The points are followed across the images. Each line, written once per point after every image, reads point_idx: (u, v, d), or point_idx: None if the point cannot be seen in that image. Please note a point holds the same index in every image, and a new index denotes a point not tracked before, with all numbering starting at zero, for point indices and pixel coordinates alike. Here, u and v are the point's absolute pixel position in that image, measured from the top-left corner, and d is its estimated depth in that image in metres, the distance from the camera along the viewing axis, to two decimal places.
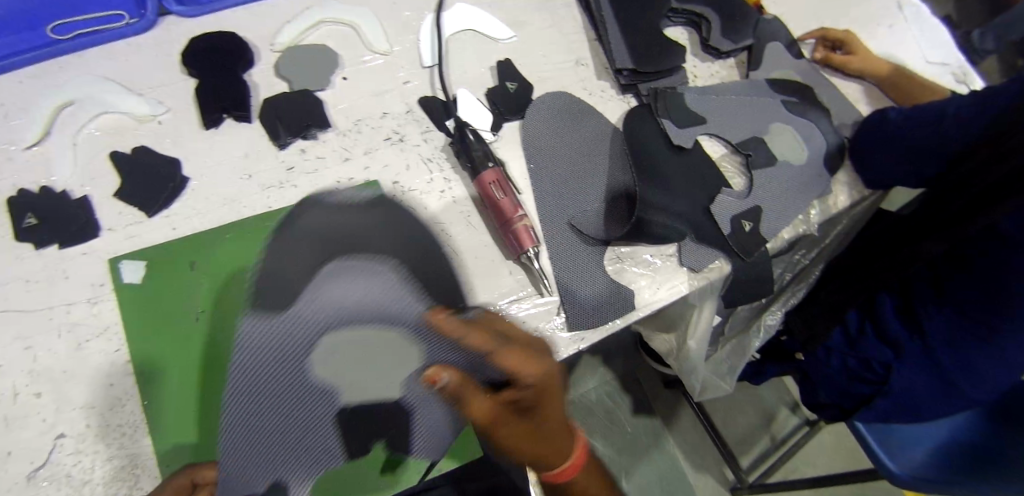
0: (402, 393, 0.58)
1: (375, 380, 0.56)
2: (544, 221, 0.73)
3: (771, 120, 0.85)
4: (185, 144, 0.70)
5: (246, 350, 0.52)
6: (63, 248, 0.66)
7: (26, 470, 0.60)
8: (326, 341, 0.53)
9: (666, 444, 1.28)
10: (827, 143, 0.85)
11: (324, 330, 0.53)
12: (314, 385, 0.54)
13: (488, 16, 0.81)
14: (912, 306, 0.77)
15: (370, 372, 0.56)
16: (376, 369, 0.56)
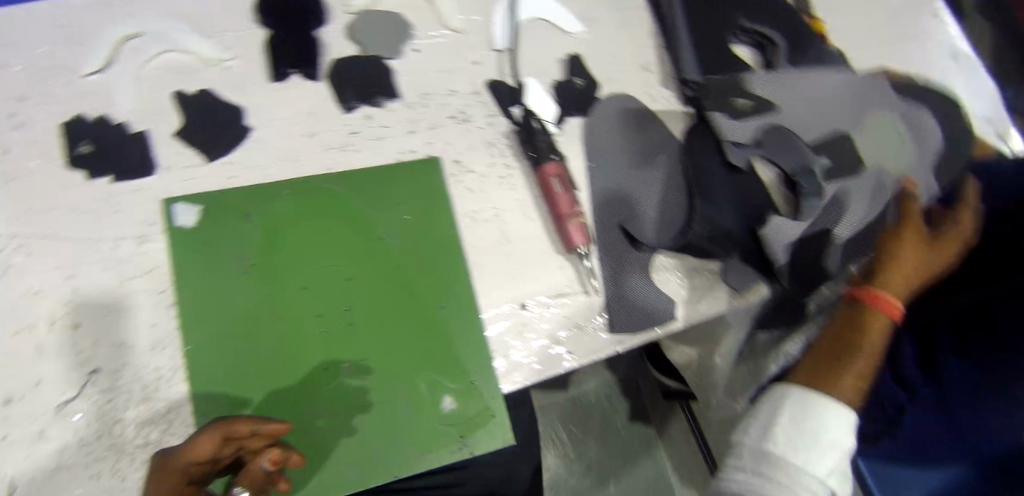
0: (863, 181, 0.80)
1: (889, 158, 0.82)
2: (598, 224, 0.74)
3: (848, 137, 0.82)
4: (250, 94, 0.69)
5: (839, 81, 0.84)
6: (116, 181, 0.65)
7: (57, 401, 0.60)
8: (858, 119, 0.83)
9: (657, 452, 1.27)
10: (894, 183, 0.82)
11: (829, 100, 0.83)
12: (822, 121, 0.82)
13: (563, 8, 0.80)
14: (931, 352, 0.76)
15: (872, 142, 0.83)
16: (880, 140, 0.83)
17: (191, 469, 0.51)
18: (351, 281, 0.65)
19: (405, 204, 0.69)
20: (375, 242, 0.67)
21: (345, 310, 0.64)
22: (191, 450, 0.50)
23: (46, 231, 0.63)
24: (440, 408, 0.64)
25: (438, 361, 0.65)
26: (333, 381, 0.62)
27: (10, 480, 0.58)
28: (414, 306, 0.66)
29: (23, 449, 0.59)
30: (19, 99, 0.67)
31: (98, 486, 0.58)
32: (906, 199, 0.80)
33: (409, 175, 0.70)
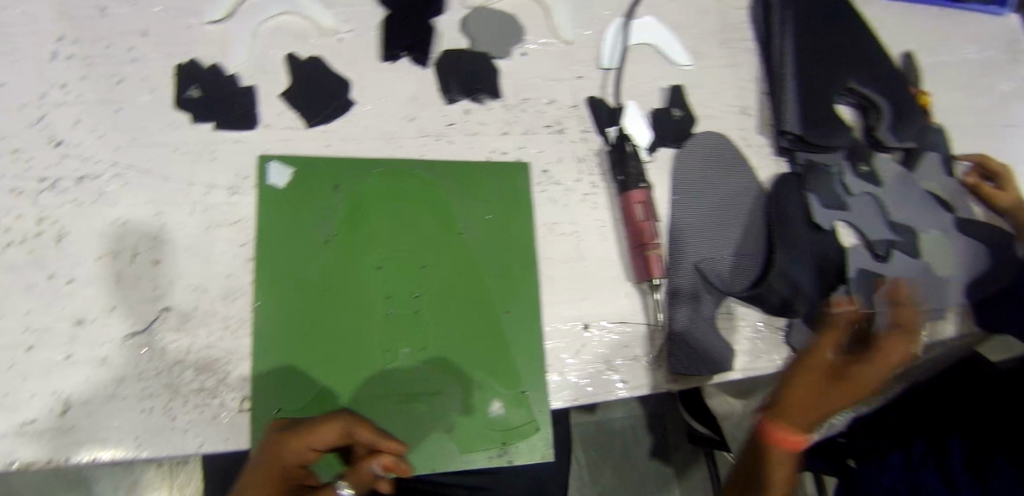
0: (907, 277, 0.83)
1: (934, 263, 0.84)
2: (673, 259, 0.73)
3: (926, 224, 0.85)
4: (359, 69, 0.71)
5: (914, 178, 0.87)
6: (218, 129, 0.67)
7: (124, 331, 0.62)
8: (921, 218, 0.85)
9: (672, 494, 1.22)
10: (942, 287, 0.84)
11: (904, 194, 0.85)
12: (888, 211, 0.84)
13: (674, 38, 0.80)
14: (982, 452, 0.78)
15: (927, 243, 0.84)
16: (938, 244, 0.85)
17: (312, 451, 0.57)
18: (424, 269, 0.67)
19: (488, 204, 0.69)
20: (453, 236, 0.68)
21: (414, 296, 0.66)
22: (318, 434, 0.56)
23: (144, 165, 0.65)
24: (487, 411, 0.65)
25: (494, 363, 0.66)
26: (390, 364, 0.64)
27: (65, 397, 0.59)
28: (479, 306, 0.67)
29: (84, 371, 0.60)
30: (141, 34, 0.69)
31: (149, 420, 0.60)
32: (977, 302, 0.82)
33: (496, 175, 0.70)
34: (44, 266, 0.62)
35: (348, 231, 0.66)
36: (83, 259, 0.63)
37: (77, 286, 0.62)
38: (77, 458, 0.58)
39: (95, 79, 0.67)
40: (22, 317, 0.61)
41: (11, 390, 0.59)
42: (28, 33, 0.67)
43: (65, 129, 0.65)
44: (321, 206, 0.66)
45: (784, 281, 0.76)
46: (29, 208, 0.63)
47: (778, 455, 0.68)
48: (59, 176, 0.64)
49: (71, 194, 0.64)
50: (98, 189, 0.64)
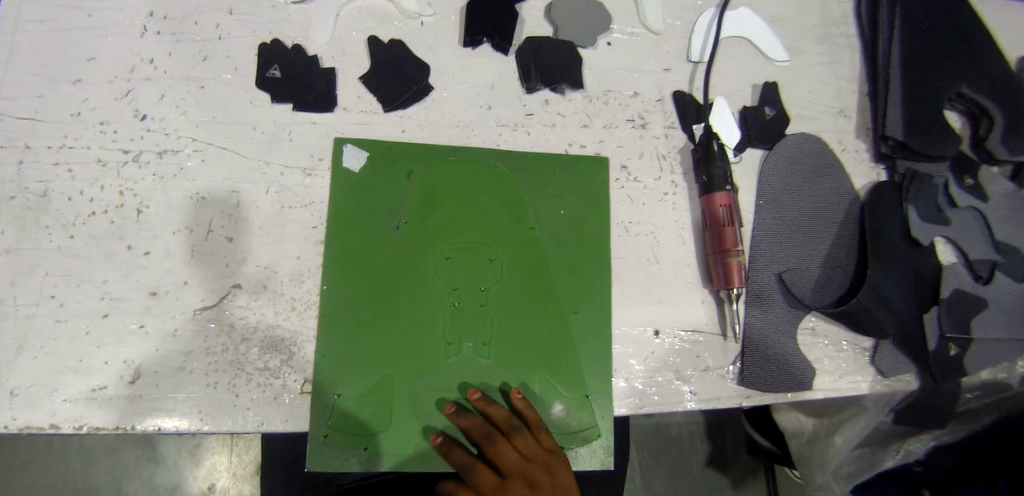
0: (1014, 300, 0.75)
1: None
2: (753, 267, 0.69)
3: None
4: (440, 54, 0.69)
5: None
6: (297, 110, 0.66)
7: (195, 306, 0.62)
8: None
9: None
10: None
11: (1013, 211, 0.77)
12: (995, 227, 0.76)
13: (770, 32, 0.75)
14: None
15: None
16: None
17: None
18: (493, 263, 0.65)
19: (565, 198, 0.67)
20: (525, 229, 0.66)
21: (482, 291, 0.64)
22: None
23: (223, 142, 0.65)
24: (549, 412, 0.65)
25: (559, 365, 0.64)
26: (453, 357, 0.63)
27: (135, 367, 0.61)
28: (548, 305, 0.65)
29: (156, 343, 0.61)
30: (227, 11, 0.69)
31: (213, 396, 0.60)
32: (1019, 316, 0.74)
33: (572, 168, 0.68)
34: (123, 236, 0.63)
35: (420, 220, 0.65)
36: (160, 233, 0.63)
37: (153, 259, 0.63)
38: (142, 427, 0.59)
39: (182, 55, 0.67)
40: (101, 286, 0.62)
41: (87, 356, 0.60)
42: (121, 8, 0.68)
43: (151, 104, 0.66)
44: (395, 194, 0.65)
45: (875, 300, 0.70)
46: (113, 179, 0.64)
47: None
48: (141, 149, 0.65)
49: (151, 168, 0.64)
50: (178, 164, 0.65)
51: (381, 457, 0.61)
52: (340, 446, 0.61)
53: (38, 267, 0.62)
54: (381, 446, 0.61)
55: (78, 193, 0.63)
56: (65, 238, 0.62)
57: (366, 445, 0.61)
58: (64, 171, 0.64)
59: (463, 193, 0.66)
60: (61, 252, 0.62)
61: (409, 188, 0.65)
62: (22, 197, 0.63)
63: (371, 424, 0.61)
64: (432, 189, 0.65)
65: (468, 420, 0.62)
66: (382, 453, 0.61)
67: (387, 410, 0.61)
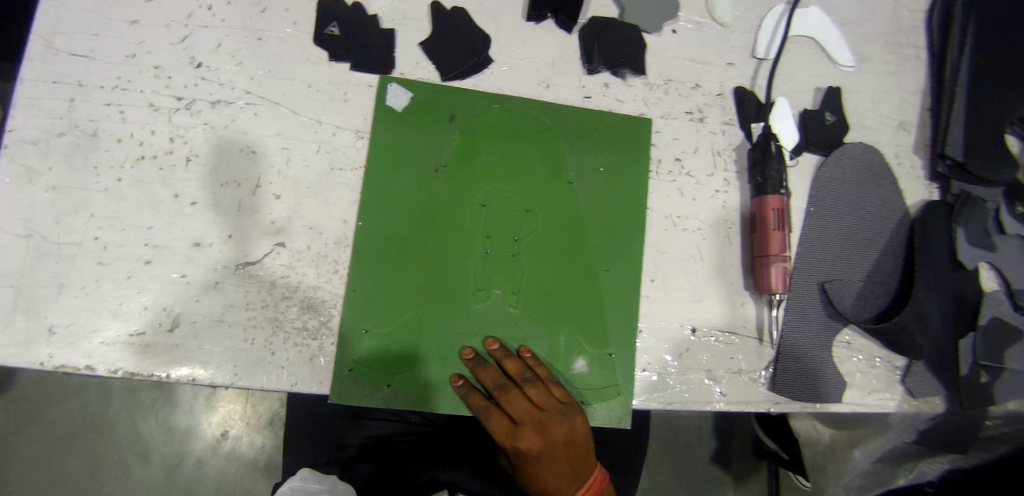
0: None
1: None
2: (798, 267, 0.68)
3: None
4: (502, 27, 0.68)
5: None
6: (354, 70, 0.66)
7: (238, 260, 0.62)
8: None
9: None
10: None
11: None
12: None
13: (838, 33, 0.73)
14: None
15: None
16: None
17: None
18: (529, 214, 0.65)
19: (605, 158, 0.66)
20: (563, 183, 0.66)
21: (515, 241, 0.64)
22: None
23: (278, 98, 0.65)
24: (572, 367, 0.64)
25: (588, 324, 0.64)
26: (481, 304, 0.63)
27: (174, 315, 0.61)
28: (581, 263, 0.65)
29: (196, 293, 0.61)
30: None
31: (249, 351, 0.61)
32: None
33: (616, 133, 0.67)
34: (170, 184, 0.63)
35: (460, 165, 0.65)
36: (208, 183, 0.63)
37: (199, 209, 0.63)
38: (175, 376, 0.60)
39: (243, 4, 0.66)
40: (145, 231, 0.62)
41: (126, 300, 0.60)
42: None
43: (207, 52, 0.65)
44: (438, 139, 0.65)
45: (916, 319, 0.69)
46: (164, 124, 0.64)
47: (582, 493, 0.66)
48: (195, 97, 0.64)
49: (204, 117, 0.64)
50: (230, 116, 0.64)
51: (402, 395, 0.61)
52: (363, 382, 0.61)
53: (85, 207, 0.61)
54: (402, 384, 0.61)
55: (129, 136, 0.63)
56: (113, 181, 0.62)
57: (388, 384, 0.61)
58: (116, 113, 0.63)
59: (504, 142, 0.65)
60: (108, 194, 0.62)
61: (450, 133, 0.65)
62: (73, 134, 0.62)
63: (396, 361, 0.61)
64: (474, 137, 0.65)
65: (483, 369, 0.62)
66: (403, 391, 0.61)
67: (412, 349, 0.62)
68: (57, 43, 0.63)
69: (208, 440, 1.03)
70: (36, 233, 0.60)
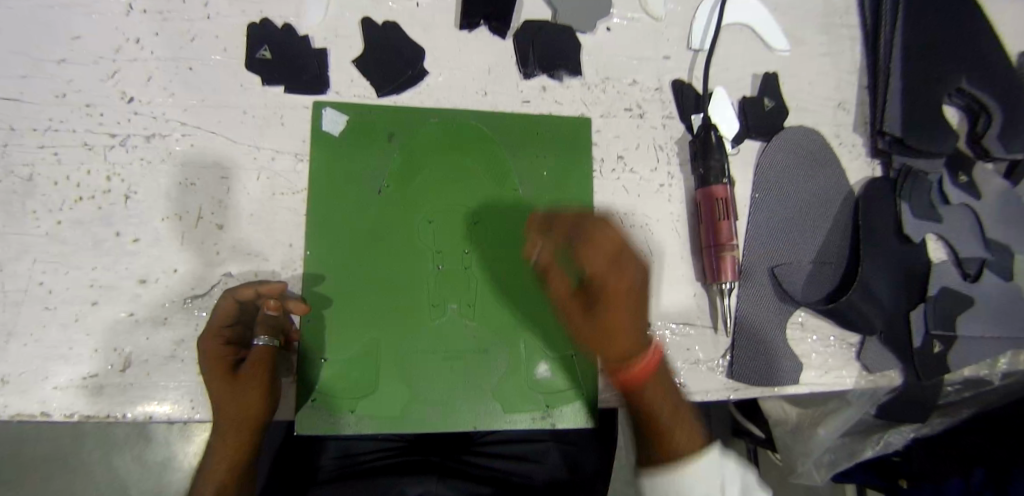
0: (999, 296, 0.75)
1: None
2: (748, 256, 0.69)
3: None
4: (436, 38, 0.68)
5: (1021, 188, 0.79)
6: (289, 92, 0.65)
7: (186, 294, 0.62)
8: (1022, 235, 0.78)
9: None
10: None
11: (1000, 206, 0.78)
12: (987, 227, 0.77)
13: (771, 19, 0.74)
14: None
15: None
16: None
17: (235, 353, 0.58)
18: (478, 225, 0.65)
19: (548, 162, 0.67)
20: (508, 191, 0.66)
21: (466, 253, 0.64)
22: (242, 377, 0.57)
23: (214, 127, 0.64)
24: (534, 372, 0.64)
25: (546, 328, 0.65)
26: (438, 320, 0.63)
27: (126, 355, 0.60)
28: (533, 269, 0.65)
29: (146, 331, 0.61)
30: None
31: (205, 385, 0.60)
32: (1015, 318, 0.75)
33: (556, 137, 0.67)
34: (110, 222, 0.62)
35: (403, 182, 0.64)
36: (149, 219, 0.62)
37: (142, 246, 0.62)
38: (133, 415, 0.59)
39: (171, 34, 0.66)
40: (90, 273, 0.61)
41: (76, 344, 0.60)
42: None
43: (138, 86, 0.64)
44: (379, 157, 0.64)
45: (865, 296, 0.70)
46: (99, 163, 0.63)
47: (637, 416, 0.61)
48: (129, 133, 0.63)
49: (140, 152, 0.63)
50: (167, 148, 0.64)
51: (367, 419, 0.61)
52: (324, 409, 0.61)
53: (26, 253, 0.60)
54: (365, 408, 0.61)
55: (64, 177, 0.62)
56: (52, 224, 0.61)
57: (352, 408, 0.61)
58: (49, 154, 0.62)
59: (445, 155, 0.65)
60: (49, 238, 0.61)
61: (391, 149, 0.65)
62: (7, 181, 0.61)
63: (356, 387, 0.61)
64: (415, 152, 0.65)
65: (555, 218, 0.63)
66: (367, 414, 0.61)
67: (372, 372, 0.61)
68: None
69: (186, 471, 1.02)
70: None
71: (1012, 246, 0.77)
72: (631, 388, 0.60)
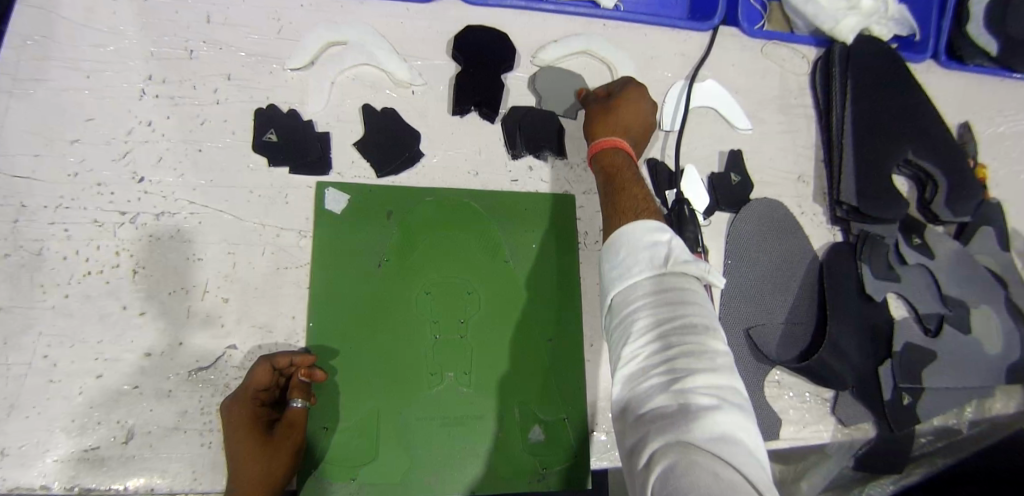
0: (960, 350, 0.80)
1: (991, 336, 0.82)
2: (725, 319, 0.74)
3: (979, 298, 0.83)
4: (430, 122, 0.74)
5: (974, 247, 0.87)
6: (293, 173, 0.70)
7: (190, 366, 0.64)
8: (980, 290, 0.83)
9: None
10: (1002, 363, 0.81)
11: (956, 264, 0.84)
12: (947, 283, 0.83)
13: (734, 102, 0.82)
14: None
15: (983, 318, 0.82)
16: (994, 319, 0.83)
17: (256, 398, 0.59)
18: (471, 295, 0.69)
19: (536, 234, 0.72)
20: (499, 262, 0.70)
21: (461, 322, 0.68)
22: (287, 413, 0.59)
23: (221, 205, 0.68)
24: (528, 436, 0.67)
25: (540, 394, 0.68)
26: (435, 387, 0.66)
27: (128, 427, 0.62)
28: (525, 337, 0.69)
29: (149, 403, 0.62)
30: (226, 77, 0.72)
31: (207, 456, 0.62)
32: (976, 370, 0.80)
33: (544, 213, 0.73)
34: (118, 296, 0.65)
35: (401, 257, 0.69)
36: (156, 293, 0.65)
37: (147, 319, 0.65)
38: (133, 488, 0.60)
39: (182, 119, 0.71)
40: (95, 346, 0.63)
41: (79, 415, 0.61)
42: (122, 71, 0.71)
43: (149, 166, 0.69)
44: (379, 232, 0.69)
45: (835, 354, 0.75)
46: (109, 240, 0.66)
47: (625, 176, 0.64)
48: (139, 211, 0.67)
49: (149, 229, 0.67)
50: (176, 225, 0.67)
51: (366, 486, 0.63)
52: (324, 478, 0.62)
53: (32, 326, 0.63)
54: (365, 475, 0.63)
55: (74, 253, 0.65)
56: (60, 297, 0.64)
57: (352, 476, 0.63)
58: (60, 230, 0.65)
59: (440, 229, 0.70)
60: (56, 311, 0.63)
61: (390, 224, 0.69)
62: (17, 255, 0.64)
63: (356, 455, 0.63)
64: (413, 227, 0.70)
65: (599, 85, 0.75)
66: (367, 482, 0.63)
67: (371, 440, 0.64)
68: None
69: None
70: None
71: (968, 302, 0.83)
72: (598, 153, 0.67)
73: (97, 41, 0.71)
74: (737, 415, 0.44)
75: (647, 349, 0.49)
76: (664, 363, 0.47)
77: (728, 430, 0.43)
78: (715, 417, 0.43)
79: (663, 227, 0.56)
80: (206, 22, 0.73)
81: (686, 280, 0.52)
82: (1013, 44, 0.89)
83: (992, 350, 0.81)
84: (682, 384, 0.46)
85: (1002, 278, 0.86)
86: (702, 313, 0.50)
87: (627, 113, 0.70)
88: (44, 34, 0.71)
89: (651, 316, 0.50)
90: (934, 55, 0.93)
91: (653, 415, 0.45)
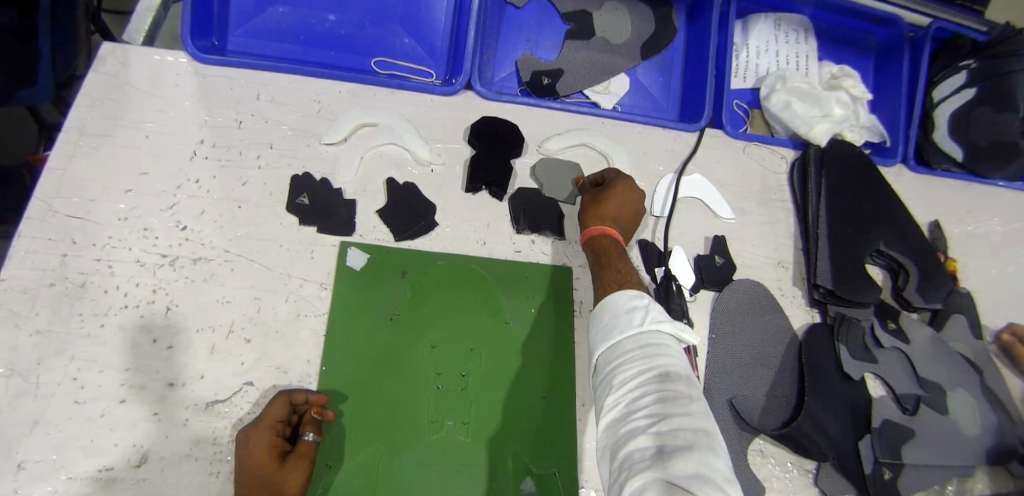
0: (937, 430, 0.84)
1: (966, 419, 0.86)
2: (709, 387, 0.79)
3: (955, 383, 0.87)
4: (445, 196, 0.83)
5: (949, 333, 0.92)
6: (321, 233, 0.78)
7: (209, 398, 0.69)
8: (955, 375, 0.88)
9: None
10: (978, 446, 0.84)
11: (931, 349, 0.89)
12: (923, 366, 0.87)
13: (718, 194, 0.91)
14: None
15: (959, 401, 0.86)
16: (969, 403, 0.87)
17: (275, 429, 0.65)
18: (474, 351, 0.75)
19: (536, 299, 0.79)
20: (501, 322, 0.77)
21: (463, 375, 0.73)
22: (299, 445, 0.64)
23: (252, 256, 0.76)
24: (520, 487, 0.70)
25: (533, 447, 0.72)
26: (435, 435, 0.70)
27: (143, 451, 0.66)
28: (522, 392, 0.74)
29: (166, 430, 0.67)
30: (268, 147, 0.83)
31: (215, 484, 0.66)
32: (954, 451, 0.83)
33: (544, 280, 0.80)
34: (150, 330, 0.71)
35: (413, 313, 0.75)
36: (184, 329, 0.71)
37: (174, 353, 0.70)
38: None
39: (226, 180, 0.80)
40: (122, 373, 0.68)
41: (99, 436, 0.65)
42: (179, 135, 0.81)
43: (192, 217, 0.77)
44: (394, 289, 0.76)
45: (815, 426, 0.79)
46: (148, 279, 0.73)
47: (614, 262, 0.72)
48: (178, 255, 0.75)
49: (185, 272, 0.74)
50: (210, 271, 0.75)
51: None
52: None
53: (65, 350, 0.68)
54: None
55: (115, 288, 0.72)
56: (95, 326, 0.70)
57: None
58: (105, 267, 0.73)
59: (449, 289, 0.77)
60: (89, 339, 0.69)
61: (403, 282, 0.77)
62: (62, 285, 0.71)
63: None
64: (424, 286, 0.77)
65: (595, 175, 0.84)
66: None
67: (371, 482, 0.67)
68: (58, 205, 0.74)
69: None
70: (15, 374, 0.66)
71: (944, 385, 0.87)
72: (589, 240, 0.76)
73: (160, 107, 0.82)
74: (710, 454, 0.49)
75: (627, 400, 0.55)
76: (642, 410, 0.53)
77: (704, 464, 0.48)
78: (689, 455, 0.48)
79: (642, 294, 0.64)
80: (255, 99, 0.85)
81: (661, 338, 0.59)
82: (976, 151, 0.99)
83: (967, 432, 0.85)
84: (659, 426, 0.51)
85: (976, 365, 0.90)
86: (677, 365, 0.56)
87: (617, 203, 0.78)
88: (113, 98, 0.81)
89: (630, 372, 0.57)
90: (903, 160, 1.02)
91: (635, 457, 0.50)
